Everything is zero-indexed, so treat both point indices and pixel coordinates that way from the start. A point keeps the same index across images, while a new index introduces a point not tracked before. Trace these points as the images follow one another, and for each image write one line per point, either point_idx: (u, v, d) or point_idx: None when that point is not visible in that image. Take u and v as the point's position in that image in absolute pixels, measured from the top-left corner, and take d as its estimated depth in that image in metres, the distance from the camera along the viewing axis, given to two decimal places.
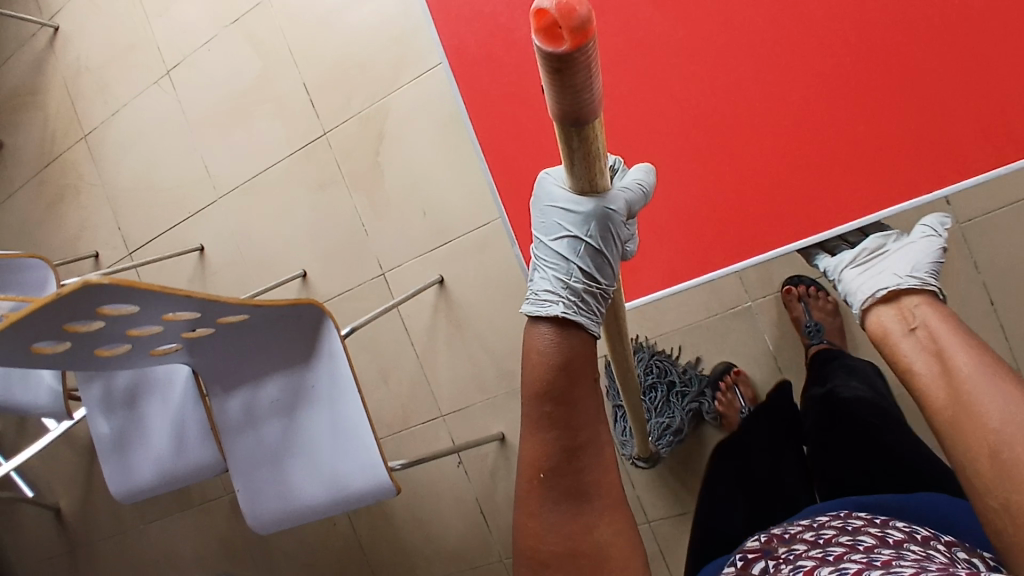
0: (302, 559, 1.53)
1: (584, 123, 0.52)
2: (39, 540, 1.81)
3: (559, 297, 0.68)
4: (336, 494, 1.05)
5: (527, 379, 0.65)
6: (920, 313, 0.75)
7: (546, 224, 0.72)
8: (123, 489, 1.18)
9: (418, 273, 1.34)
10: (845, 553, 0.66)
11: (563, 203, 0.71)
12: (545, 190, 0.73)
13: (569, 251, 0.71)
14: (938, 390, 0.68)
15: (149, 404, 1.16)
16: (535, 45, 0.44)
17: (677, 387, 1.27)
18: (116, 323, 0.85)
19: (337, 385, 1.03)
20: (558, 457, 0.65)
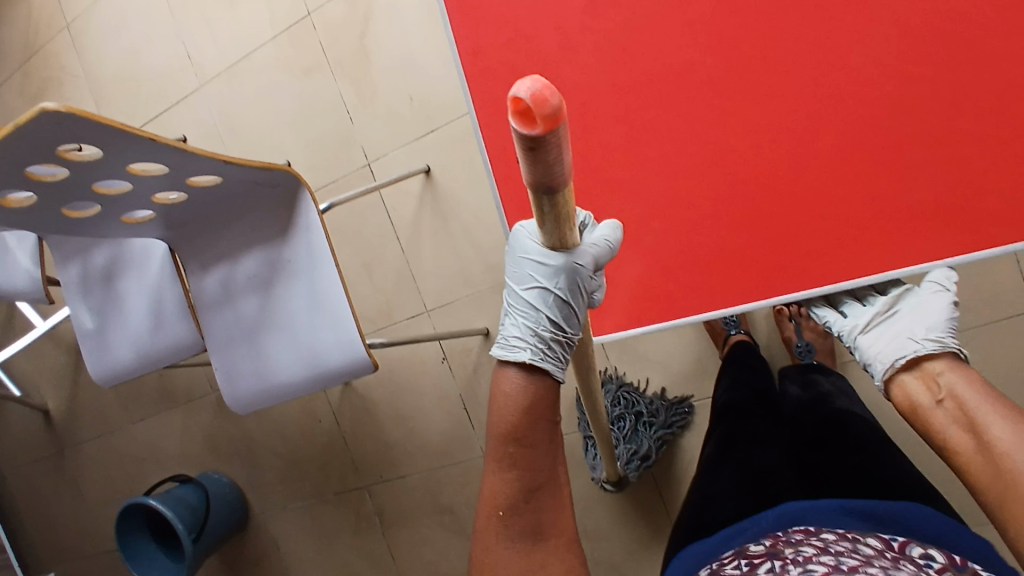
0: (287, 455, 1.54)
1: (556, 192, 0.51)
2: (28, 441, 1.82)
3: (527, 343, 0.67)
4: (314, 371, 1.03)
5: (492, 420, 0.65)
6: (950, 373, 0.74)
7: (517, 273, 0.69)
8: (100, 370, 1.17)
9: (404, 161, 1.30)
10: (860, 565, 0.60)
11: (532, 250, 0.68)
12: (516, 233, 0.70)
13: (538, 301, 0.69)
14: (978, 465, 0.67)
15: (125, 283, 1.15)
16: (511, 125, 0.43)
17: (644, 417, 1.22)
18: (82, 174, 0.82)
19: (313, 256, 1.02)
20: (517, 495, 0.64)
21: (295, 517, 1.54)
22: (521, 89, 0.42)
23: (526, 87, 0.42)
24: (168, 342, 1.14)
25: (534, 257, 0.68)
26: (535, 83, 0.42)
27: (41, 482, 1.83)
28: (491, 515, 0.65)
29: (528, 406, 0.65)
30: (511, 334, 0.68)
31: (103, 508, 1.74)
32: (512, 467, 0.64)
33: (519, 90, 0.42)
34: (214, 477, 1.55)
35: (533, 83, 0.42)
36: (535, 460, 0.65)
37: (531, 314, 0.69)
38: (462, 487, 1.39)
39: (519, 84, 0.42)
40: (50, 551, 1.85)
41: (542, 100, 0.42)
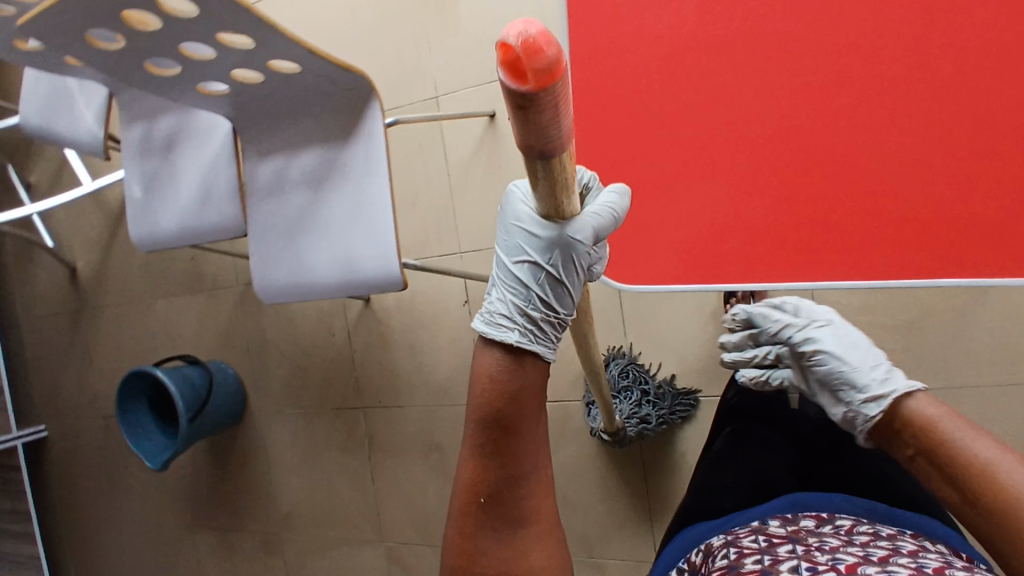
0: (293, 362, 1.56)
1: (551, 157, 0.45)
2: (47, 294, 1.86)
3: (515, 324, 0.61)
4: (346, 277, 1.05)
5: (473, 400, 0.60)
6: (920, 411, 0.66)
7: (508, 243, 0.63)
8: (138, 234, 1.21)
9: (472, 102, 1.31)
10: (889, 555, 0.60)
11: (525, 217, 0.61)
12: (508, 197, 0.63)
13: (528, 277, 0.62)
14: (976, 518, 0.59)
15: (180, 154, 1.18)
16: (497, 79, 0.38)
17: (651, 395, 1.22)
18: (173, 29, 0.85)
19: (368, 165, 1.03)
20: (499, 484, 0.61)
21: (288, 423, 1.58)
22: (511, 32, 0.37)
23: (517, 33, 0.37)
24: (202, 222, 1.16)
25: (527, 228, 0.61)
26: (526, 30, 0.37)
27: (52, 336, 1.88)
28: (468, 502, 0.62)
29: (509, 398, 0.59)
30: (497, 310, 0.62)
31: (109, 374, 1.80)
32: (493, 458, 0.60)
33: (509, 34, 0.37)
34: (221, 367, 1.59)
35: (524, 27, 0.37)
36: (516, 454, 0.60)
37: (519, 287, 0.63)
38: (454, 430, 1.41)
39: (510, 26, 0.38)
40: (50, 403, 1.92)
41: (533, 45, 0.37)
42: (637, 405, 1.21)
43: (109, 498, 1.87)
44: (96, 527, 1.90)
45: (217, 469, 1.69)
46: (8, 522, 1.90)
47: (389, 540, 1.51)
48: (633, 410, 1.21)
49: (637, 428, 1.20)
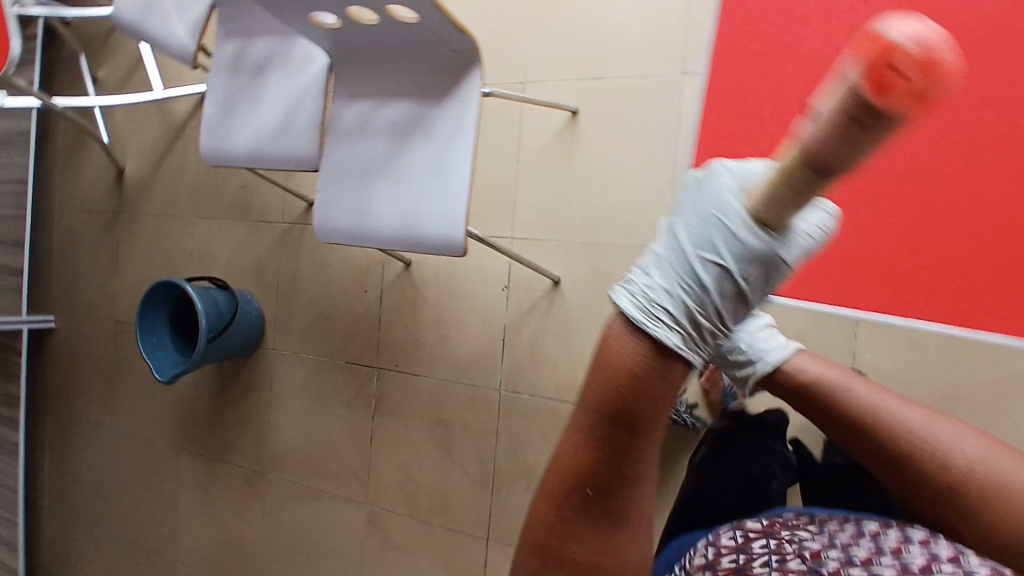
0: (319, 309, 1.56)
1: (823, 178, 0.43)
2: (90, 190, 1.87)
3: (679, 325, 0.58)
4: (407, 233, 1.05)
5: (594, 387, 0.59)
6: (797, 372, 0.82)
7: (701, 235, 0.58)
8: (207, 146, 1.22)
9: (559, 94, 1.32)
10: (826, 549, 0.71)
11: (731, 208, 0.57)
12: (718, 180, 0.59)
13: (710, 279, 0.58)
14: (921, 476, 0.69)
15: (267, 78, 1.18)
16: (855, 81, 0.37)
17: None
18: None
19: (455, 129, 1.03)
20: (607, 475, 0.60)
21: (302, 367, 1.58)
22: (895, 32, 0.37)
23: (908, 37, 0.36)
24: (272, 149, 1.15)
25: (726, 218, 0.57)
26: (921, 36, 0.36)
27: (84, 233, 1.88)
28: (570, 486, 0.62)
29: (646, 397, 0.57)
30: (651, 288, 0.59)
31: (132, 282, 1.80)
32: (608, 453, 0.59)
33: (893, 35, 0.36)
34: (246, 298, 1.60)
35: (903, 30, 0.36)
36: (637, 456, 0.59)
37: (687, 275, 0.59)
38: (464, 410, 1.41)
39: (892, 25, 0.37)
40: (65, 297, 1.91)
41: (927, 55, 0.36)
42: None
43: (105, 402, 1.87)
44: (85, 428, 1.91)
45: (220, 396, 1.69)
46: None
47: (373, 504, 1.51)
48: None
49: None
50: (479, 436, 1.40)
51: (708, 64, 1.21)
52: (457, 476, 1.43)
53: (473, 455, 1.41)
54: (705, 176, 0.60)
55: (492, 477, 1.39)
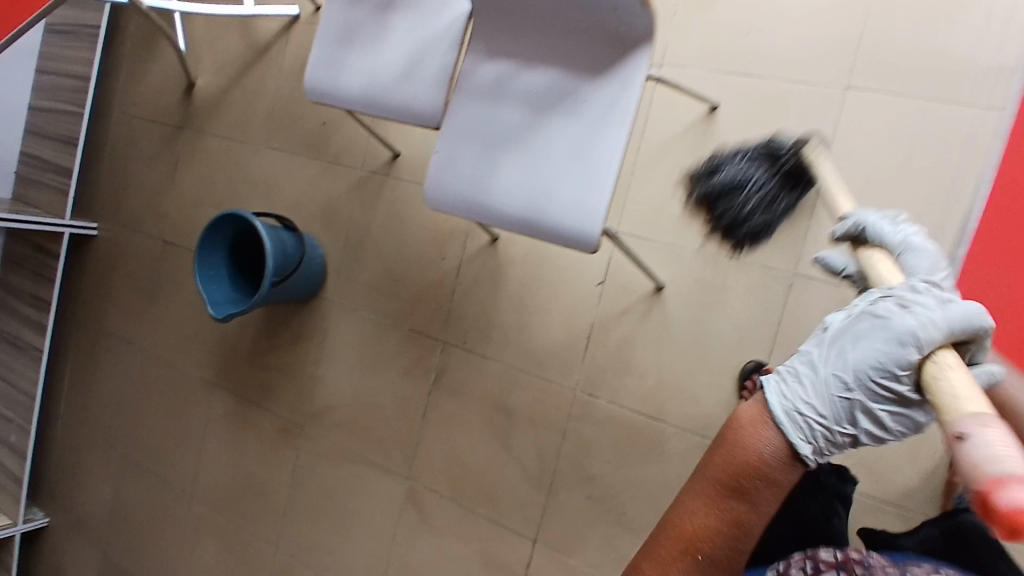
0: (388, 266, 1.45)
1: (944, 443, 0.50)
2: (154, 98, 1.74)
3: (824, 444, 0.61)
4: (534, 215, 0.95)
5: (720, 457, 0.61)
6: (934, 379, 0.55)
7: (869, 365, 0.60)
8: (314, 80, 1.11)
9: (698, 85, 1.20)
10: None
11: (907, 371, 0.58)
12: (909, 338, 0.57)
13: (864, 405, 0.61)
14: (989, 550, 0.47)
15: (395, 16, 1.06)
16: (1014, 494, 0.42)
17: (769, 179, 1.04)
18: None
19: (611, 110, 0.92)
20: (721, 540, 0.61)
21: (359, 324, 1.47)
22: (995, 487, 0.43)
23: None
24: (390, 93, 1.05)
25: (897, 377, 0.59)
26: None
27: (142, 141, 1.76)
28: (683, 556, 0.62)
29: (769, 472, 0.59)
30: (804, 412, 0.61)
31: (188, 203, 1.69)
32: (728, 528, 0.61)
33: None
34: (313, 245, 1.48)
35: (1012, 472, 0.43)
36: (754, 523, 0.60)
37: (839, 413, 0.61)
38: (532, 401, 1.31)
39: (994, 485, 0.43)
40: (112, 205, 1.80)
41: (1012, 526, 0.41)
42: (768, 181, 1.02)
43: (135, 323, 1.76)
44: (110, 345, 1.80)
45: (262, 339, 1.58)
46: (26, 306, 1.80)
47: (414, 479, 1.40)
48: (761, 172, 1.02)
49: (718, 177, 1.05)
50: (543, 433, 1.30)
51: (879, 82, 1.09)
52: (512, 470, 1.32)
53: (533, 452, 1.30)
54: (897, 318, 0.59)
55: (551, 478, 1.28)
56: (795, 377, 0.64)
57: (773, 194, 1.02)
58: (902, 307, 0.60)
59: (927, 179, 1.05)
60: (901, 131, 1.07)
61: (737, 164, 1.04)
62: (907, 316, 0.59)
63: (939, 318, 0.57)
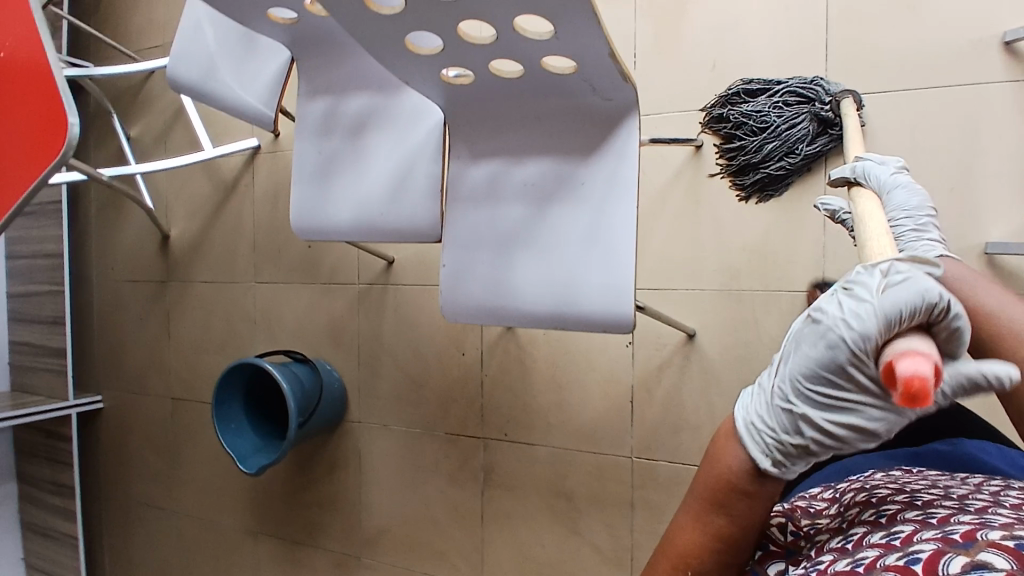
0: (408, 375, 1.41)
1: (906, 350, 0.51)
2: (129, 256, 1.71)
3: (773, 451, 0.55)
4: (562, 308, 0.92)
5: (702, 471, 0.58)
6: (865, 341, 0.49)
7: (811, 358, 0.54)
8: (302, 217, 1.10)
9: (679, 128, 1.18)
10: (865, 534, 0.57)
11: (843, 370, 0.52)
12: (834, 336, 0.51)
13: (816, 408, 0.54)
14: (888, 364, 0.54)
15: (370, 138, 1.05)
16: (917, 356, 0.45)
17: (782, 129, 1.05)
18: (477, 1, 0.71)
19: (615, 186, 0.89)
20: (713, 563, 0.57)
21: (392, 439, 1.42)
22: (902, 363, 0.45)
23: (919, 369, 0.44)
24: (382, 214, 1.03)
25: (840, 381, 0.52)
26: (920, 367, 0.44)
27: (129, 302, 1.72)
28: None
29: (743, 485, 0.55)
30: (755, 420, 0.57)
31: (189, 354, 1.64)
32: (712, 543, 0.56)
33: (920, 364, 0.44)
34: (328, 370, 1.46)
35: (922, 351, 0.45)
36: (743, 540, 0.56)
37: (787, 426, 0.55)
38: (591, 479, 1.26)
39: (902, 359, 0.45)
40: (113, 373, 1.75)
41: (904, 386, 0.43)
42: (792, 126, 1.05)
43: (160, 486, 1.70)
44: (142, 515, 1.72)
45: (297, 476, 1.52)
46: (49, 495, 1.73)
47: None
48: (787, 116, 1.05)
49: (744, 107, 1.07)
50: (611, 508, 1.24)
51: (859, 83, 1.07)
52: (588, 554, 1.26)
53: (604, 530, 1.24)
54: (827, 312, 0.53)
55: (630, 554, 1.22)
56: (758, 392, 0.59)
57: (793, 141, 1.05)
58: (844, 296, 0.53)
59: (935, 172, 1.03)
60: (896, 129, 1.05)
61: (765, 102, 1.06)
62: (842, 307, 0.52)
63: (865, 299, 0.50)
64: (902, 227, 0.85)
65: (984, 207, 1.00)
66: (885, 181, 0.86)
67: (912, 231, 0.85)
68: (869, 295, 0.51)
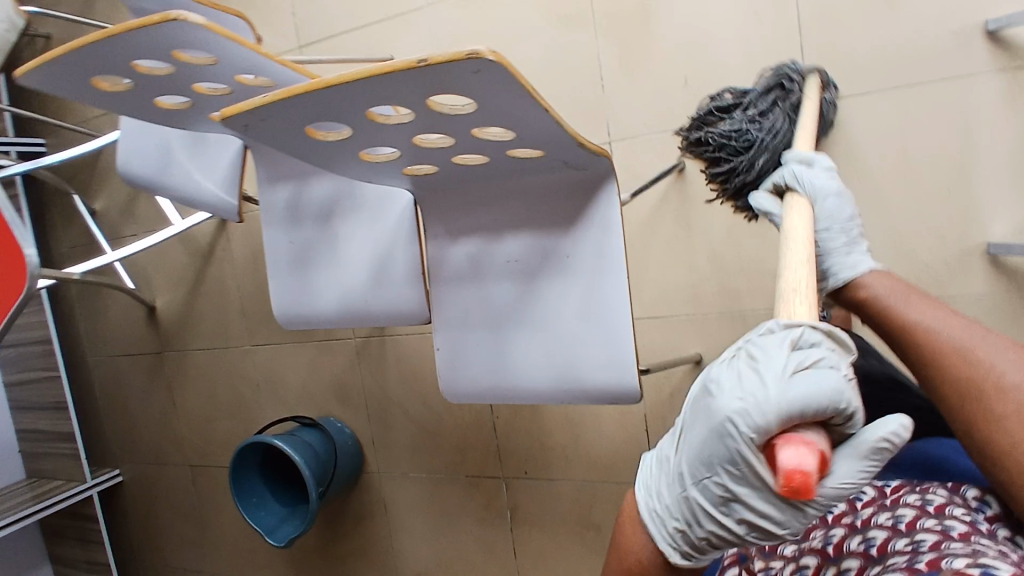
0: (421, 423, 1.40)
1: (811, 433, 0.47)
2: (121, 332, 1.68)
3: (676, 536, 0.53)
4: (564, 384, 0.90)
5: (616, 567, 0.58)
6: (737, 431, 0.46)
7: (693, 441, 0.51)
8: (285, 310, 1.07)
9: (659, 151, 1.12)
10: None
11: (724, 462, 0.48)
12: (711, 423, 0.48)
13: (707, 497, 0.51)
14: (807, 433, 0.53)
15: (342, 224, 1.01)
16: (800, 449, 0.41)
17: (769, 139, 0.90)
18: (428, 122, 0.66)
19: (603, 258, 0.86)
20: None
21: (414, 486, 1.42)
22: (787, 453, 0.42)
23: (801, 462, 0.40)
24: (367, 302, 1.00)
25: (733, 474, 0.48)
26: (802, 458, 0.40)
27: (128, 378, 1.70)
28: None
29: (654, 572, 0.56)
30: (660, 503, 0.55)
31: (197, 423, 1.62)
32: None
33: (799, 456, 0.41)
34: (336, 427, 1.44)
35: (806, 443, 0.42)
36: None
37: (686, 512, 0.53)
38: (618, 509, 1.25)
39: (784, 451, 0.42)
40: (128, 446, 1.74)
41: (785, 477, 0.39)
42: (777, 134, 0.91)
43: (190, 551, 1.70)
44: None
45: (325, 530, 1.52)
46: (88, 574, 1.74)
47: None
48: (770, 121, 0.91)
49: (720, 126, 0.92)
50: None
51: (842, 87, 1.02)
52: None
53: None
54: (710, 392, 0.50)
55: None
56: (661, 463, 0.58)
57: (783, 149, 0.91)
58: (743, 374, 0.48)
59: (929, 174, 0.98)
60: (884, 133, 1.00)
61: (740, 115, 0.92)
62: (737, 391, 0.47)
63: (745, 393, 0.46)
64: (834, 241, 0.80)
65: (985, 204, 0.96)
66: (822, 188, 0.79)
67: (843, 245, 0.80)
68: (762, 384, 0.46)
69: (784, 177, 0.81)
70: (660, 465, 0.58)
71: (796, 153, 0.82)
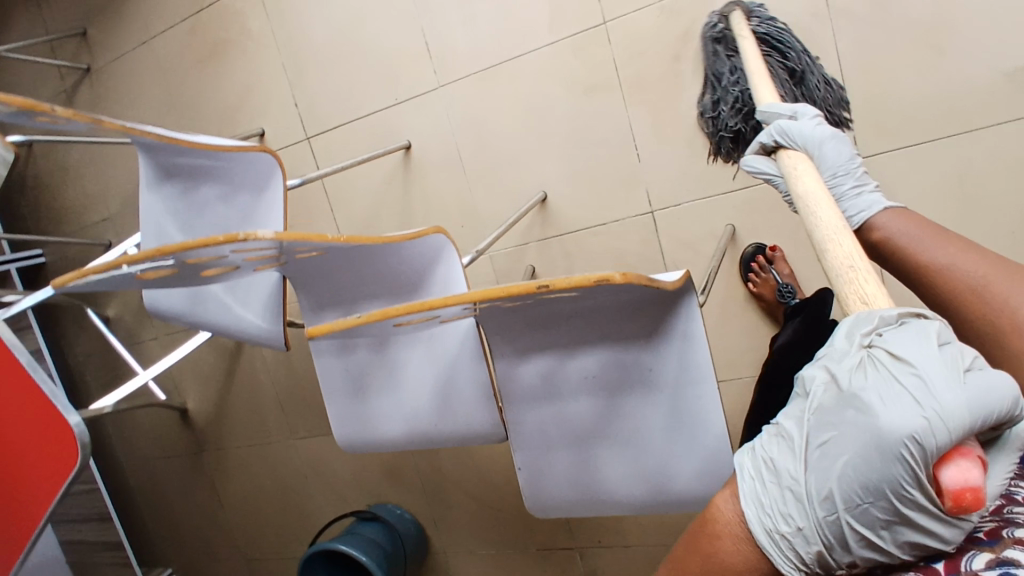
0: (482, 501, 1.37)
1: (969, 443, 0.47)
2: (157, 436, 1.65)
3: (805, 555, 0.50)
4: (658, 494, 0.88)
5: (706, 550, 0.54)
6: (925, 450, 0.43)
7: (846, 460, 0.48)
8: (347, 437, 1.04)
9: (703, 217, 1.08)
10: None
11: (897, 489, 0.45)
12: (885, 444, 0.45)
13: (857, 519, 0.48)
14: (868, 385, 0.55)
15: (399, 350, 0.96)
16: (955, 463, 0.44)
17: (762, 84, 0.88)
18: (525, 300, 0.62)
19: (689, 371, 0.81)
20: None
21: (485, 563, 1.40)
22: (946, 467, 0.44)
23: (961, 478, 0.43)
24: (435, 427, 0.97)
25: (901, 496, 0.45)
26: (969, 478, 0.43)
27: (168, 479, 1.66)
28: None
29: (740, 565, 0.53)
30: (787, 525, 0.51)
31: (246, 517, 1.58)
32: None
33: (957, 476, 0.43)
34: (395, 511, 1.41)
35: (969, 453, 0.44)
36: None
37: (829, 535, 0.49)
38: None
39: (945, 466, 0.44)
40: (177, 547, 1.70)
41: (955, 499, 0.42)
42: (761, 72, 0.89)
43: None
44: None
45: None
46: None
47: None
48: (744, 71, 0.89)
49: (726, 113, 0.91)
50: None
51: (893, 139, 0.98)
52: None
53: None
54: (872, 406, 0.47)
55: None
56: (772, 472, 0.54)
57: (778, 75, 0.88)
58: (904, 385, 0.47)
59: (994, 219, 0.95)
60: (940, 182, 0.97)
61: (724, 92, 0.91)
62: (904, 409, 0.45)
63: (928, 409, 0.44)
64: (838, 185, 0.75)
65: None
66: (812, 136, 0.76)
67: (852, 187, 0.75)
68: (934, 398, 0.45)
69: (772, 136, 0.78)
70: (771, 469, 0.54)
71: (773, 107, 0.78)
